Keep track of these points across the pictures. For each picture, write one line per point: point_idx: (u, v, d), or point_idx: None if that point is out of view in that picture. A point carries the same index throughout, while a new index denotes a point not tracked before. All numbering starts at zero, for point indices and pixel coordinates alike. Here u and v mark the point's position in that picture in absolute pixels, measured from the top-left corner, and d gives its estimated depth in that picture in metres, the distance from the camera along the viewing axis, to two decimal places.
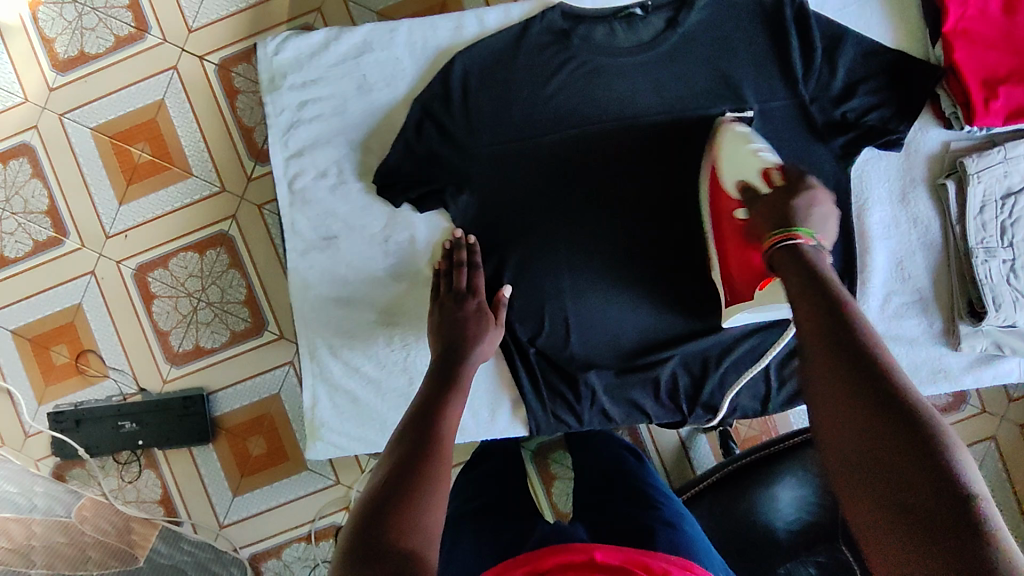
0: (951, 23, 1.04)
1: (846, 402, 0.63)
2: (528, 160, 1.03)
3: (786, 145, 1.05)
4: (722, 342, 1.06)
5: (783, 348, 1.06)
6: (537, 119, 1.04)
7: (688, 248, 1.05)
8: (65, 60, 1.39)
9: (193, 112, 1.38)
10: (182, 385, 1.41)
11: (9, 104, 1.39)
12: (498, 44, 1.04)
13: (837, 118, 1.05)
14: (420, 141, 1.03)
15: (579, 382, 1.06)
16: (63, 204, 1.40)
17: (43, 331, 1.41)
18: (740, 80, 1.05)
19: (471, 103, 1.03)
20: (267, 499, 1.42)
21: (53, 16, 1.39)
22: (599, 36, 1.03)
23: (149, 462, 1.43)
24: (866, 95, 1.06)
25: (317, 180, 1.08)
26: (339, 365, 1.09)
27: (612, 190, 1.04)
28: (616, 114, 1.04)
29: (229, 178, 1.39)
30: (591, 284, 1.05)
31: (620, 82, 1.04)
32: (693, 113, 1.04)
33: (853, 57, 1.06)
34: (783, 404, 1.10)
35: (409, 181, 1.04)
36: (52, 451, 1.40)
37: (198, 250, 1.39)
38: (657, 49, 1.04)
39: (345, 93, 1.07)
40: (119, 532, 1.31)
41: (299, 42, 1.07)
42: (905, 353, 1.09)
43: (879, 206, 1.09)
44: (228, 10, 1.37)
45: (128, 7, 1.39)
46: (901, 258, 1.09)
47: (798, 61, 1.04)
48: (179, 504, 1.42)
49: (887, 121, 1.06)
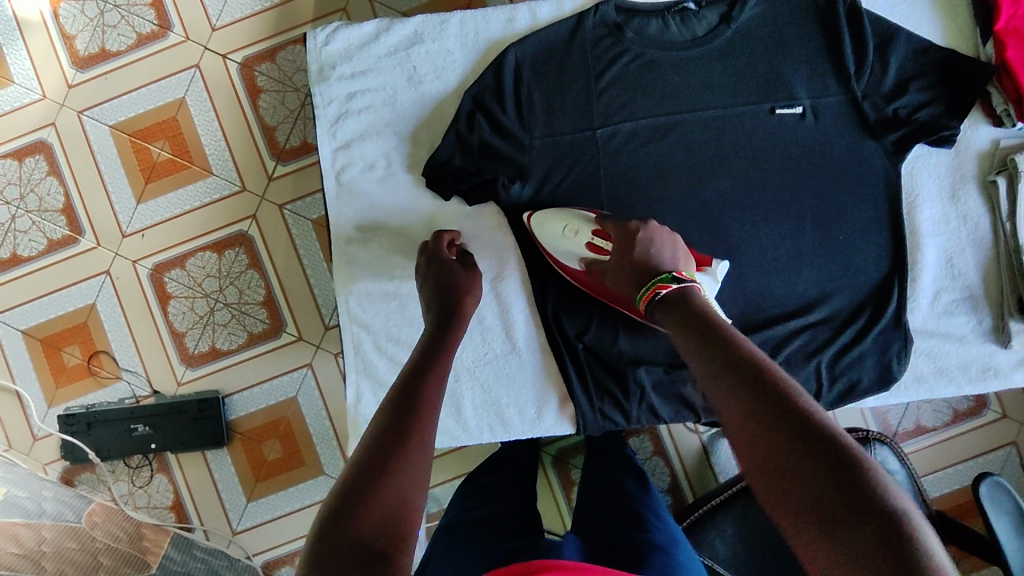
0: (1002, 22, 1.03)
1: (762, 410, 0.63)
2: (573, 157, 1.03)
3: (824, 145, 1.05)
4: (774, 338, 1.04)
5: (838, 346, 1.04)
6: (578, 115, 1.03)
7: (727, 246, 1.05)
8: (85, 57, 1.38)
9: (214, 110, 1.37)
10: (198, 387, 1.38)
11: (27, 101, 1.38)
12: (553, 36, 1.03)
13: (889, 114, 1.04)
14: (473, 133, 1.02)
15: (628, 379, 1.06)
16: (79, 203, 1.39)
17: (54, 332, 1.39)
18: (791, 77, 1.04)
19: (525, 95, 1.02)
20: (282, 504, 1.39)
21: (75, 13, 1.38)
22: (653, 30, 1.03)
23: (160, 466, 1.39)
24: (917, 92, 1.04)
25: (366, 172, 1.07)
26: (385, 361, 1.07)
27: (652, 187, 1.04)
28: (669, 109, 1.04)
29: (249, 177, 1.37)
30: None
31: (675, 75, 1.03)
32: (730, 113, 1.04)
33: (906, 54, 1.05)
34: (835, 402, 1.06)
35: (461, 174, 1.02)
36: (61, 455, 1.37)
37: (216, 250, 1.37)
38: (710, 44, 1.03)
39: (396, 84, 1.07)
40: (131, 538, 1.27)
41: (349, 33, 1.06)
42: (954, 350, 1.08)
43: (929, 202, 1.09)
44: (252, 9, 1.37)
45: (150, 4, 1.38)
46: (952, 254, 1.09)
47: (852, 57, 1.03)
48: (191, 510, 1.38)
49: (939, 117, 1.04)
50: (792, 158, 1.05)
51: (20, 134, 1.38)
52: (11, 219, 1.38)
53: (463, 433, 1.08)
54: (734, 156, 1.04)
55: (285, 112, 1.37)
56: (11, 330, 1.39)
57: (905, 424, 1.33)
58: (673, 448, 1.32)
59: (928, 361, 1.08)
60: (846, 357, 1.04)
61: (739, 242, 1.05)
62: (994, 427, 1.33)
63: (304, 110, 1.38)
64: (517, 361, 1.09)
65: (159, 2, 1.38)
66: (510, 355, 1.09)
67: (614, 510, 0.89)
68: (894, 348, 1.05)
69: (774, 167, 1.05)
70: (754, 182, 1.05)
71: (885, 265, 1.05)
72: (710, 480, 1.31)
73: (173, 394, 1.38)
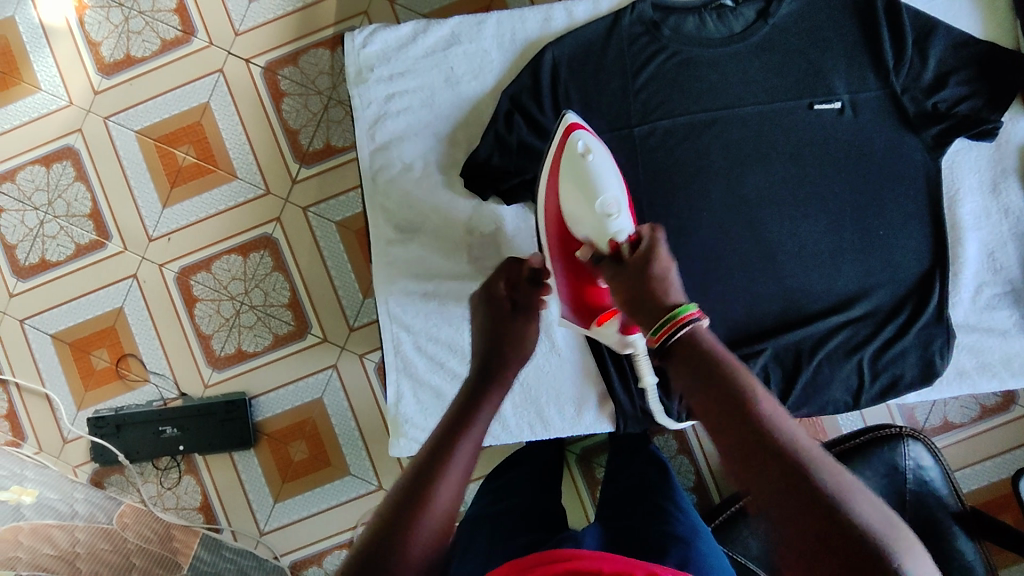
0: None
1: (788, 501, 0.59)
2: (607, 154, 1.03)
3: (857, 141, 1.04)
4: (817, 334, 1.04)
5: (878, 341, 1.04)
6: (613, 114, 1.03)
7: (765, 242, 1.04)
8: (110, 63, 1.40)
9: (239, 115, 1.38)
10: (224, 390, 1.39)
11: (53, 107, 1.40)
12: (589, 35, 1.03)
13: (929, 108, 1.03)
14: (511, 133, 1.02)
15: (668, 375, 1.04)
16: (106, 207, 1.40)
17: (82, 335, 1.40)
18: (830, 71, 1.03)
19: (561, 92, 1.03)
20: (308, 505, 1.39)
21: (100, 19, 1.39)
22: (689, 27, 1.03)
23: (189, 467, 1.40)
24: (956, 86, 1.03)
25: (403, 173, 1.09)
26: (424, 360, 1.08)
27: (687, 184, 1.03)
28: (706, 106, 1.03)
29: (274, 180, 1.38)
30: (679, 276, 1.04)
31: (712, 72, 1.03)
32: (762, 109, 1.04)
33: (943, 48, 1.04)
34: (875, 397, 1.05)
35: (498, 174, 1.02)
36: (91, 457, 1.38)
37: (242, 253, 1.38)
38: (748, 41, 1.03)
39: (433, 85, 1.08)
40: (161, 539, 1.28)
41: (387, 35, 1.08)
42: (998, 344, 1.07)
43: (970, 196, 1.09)
44: (275, 14, 1.38)
45: (174, 10, 1.39)
46: (993, 249, 1.09)
47: (889, 52, 1.03)
48: (219, 512, 1.40)
49: (978, 111, 1.03)
50: (825, 154, 1.04)
51: (48, 140, 1.40)
52: (39, 224, 1.40)
53: (503, 429, 1.10)
54: (771, 151, 1.04)
55: (309, 115, 1.38)
56: (40, 334, 1.40)
57: (936, 422, 1.32)
58: (699, 447, 1.32)
59: (970, 356, 1.08)
60: (889, 351, 1.04)
61: (776, 238, 1.04)
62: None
63: (327, 113, 1.38)
64: (557, 359, 1.11)
65: (183, 8, 1.39)
66: (549, 354, 1.11)
67: (636, 505, 0.87)
68: (936, 344, 1.04)
69: (806, 163, 1.04)
70: (788, 178, 1.04)
71: (924, 260, 1.05)
72: None
73: (200, 396, 1.39)
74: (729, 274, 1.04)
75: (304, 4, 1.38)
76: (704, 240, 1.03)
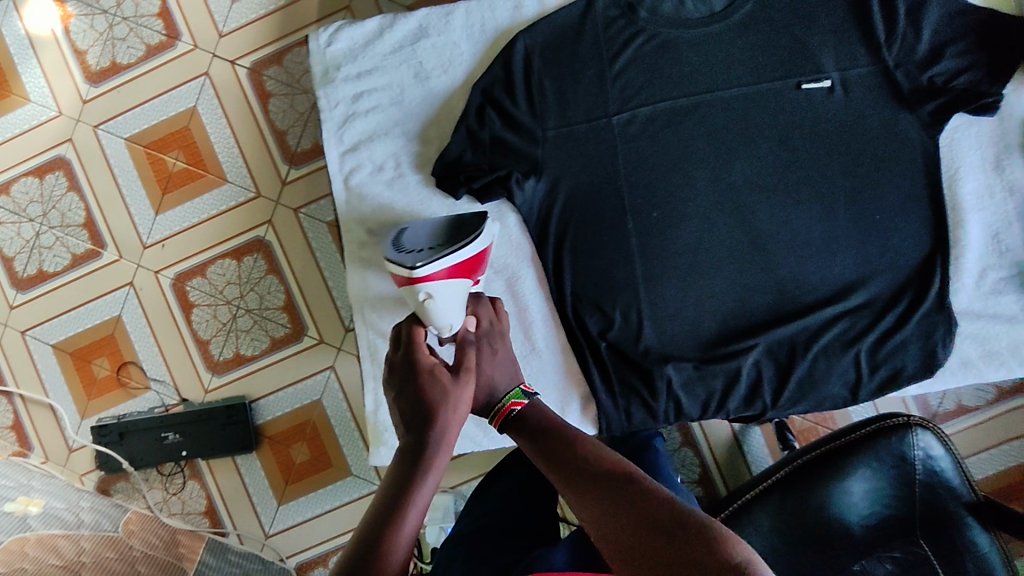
0: None
1: (609, 522, 0.61)
2: (589, 144, 0.99)
3: (851, 119, 1.00)
4: (811, 328, 1.01)
5: (875, 333, 1.00)
6: (590, 103, 0.99)
7: (757, 229, 1.00)
8: (97, 71, 1.39)
9: (227, 118, 1.37)
10: (225, 394, 1.39)
11: (43, 118, 1.40)
12: (562, 20, 1.00)
13: (925, 83, 0.99)
14: (483, 128, 0.99)
15: (654, 376, 1.01)
16: (99, 216, 1.40)
17: (83, 344, 1.41)
18: (818, 49, 0.99)
19: (535, 82, 0.99)
20: (312, 507, 1.39)
21: (85, 28, 1.39)
22: (668, 8, 0.99)
23: (193, 472, 1.40)
24: (954, 58, 0.98)
25: (374, 174, 1.06)
26: None
27: (672, 172, 0.99)
28: (689, 90, 0.99)
29: (263, 182, 1.37)
30: (667, 268, 1.00)
31: (693, 54, 0.99)
32: (749, 91, 0.99)
33: (939, 18, 0.99)
34: (875, 392, 1.02)
35: (471, 171, 0.99)
36: (97, 466, 1.39)
37: (236, 257, 1.37)
38: (729, 19, 0.99)
39: (402, 81, 1.06)
40: (167, 545, 1.29)
41: (353, 32, 1.06)
42: (1004, 332, 1.03)
43: (971, 174, 1.04)
44: (257, 13, 1.37)
45: (158, 14, 1.38)
46: (999, 229, 1.03)
47: (881, 23, 0.99)
48: (225, 515, 1.40)
49: (978, 83, 0.98)
50: (820, 134, 1.00)
51: (39, 151, 1.40)
52: (36, 235, 1.40)
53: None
54: (760, 133, 1.00)
55: (296, 115, 1.36)
56: (41, 344, 1.41)
57: (947, 406, 1.28)
58: (704, 439, 1.29)
59: (975, 344, 1.03)
60: (888, 343, 1.00)
61: (772, 223, 1.00)
62: None
63: (313, 112, 1.37)
64: (537, 361, 1.07)
65: (166, 11, 1.38)
66: (529, 356, 1.07)
67: None
68: (938, 334, 1.00)
69: (802, 144, 1.00)
70: (778, 161, 1.00)
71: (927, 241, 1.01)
72: (743, 470, 1.28)
73: (201, 402, 1.39)
74: (719, 263, 1.00)
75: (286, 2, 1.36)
76: (689, 231, 1.00)
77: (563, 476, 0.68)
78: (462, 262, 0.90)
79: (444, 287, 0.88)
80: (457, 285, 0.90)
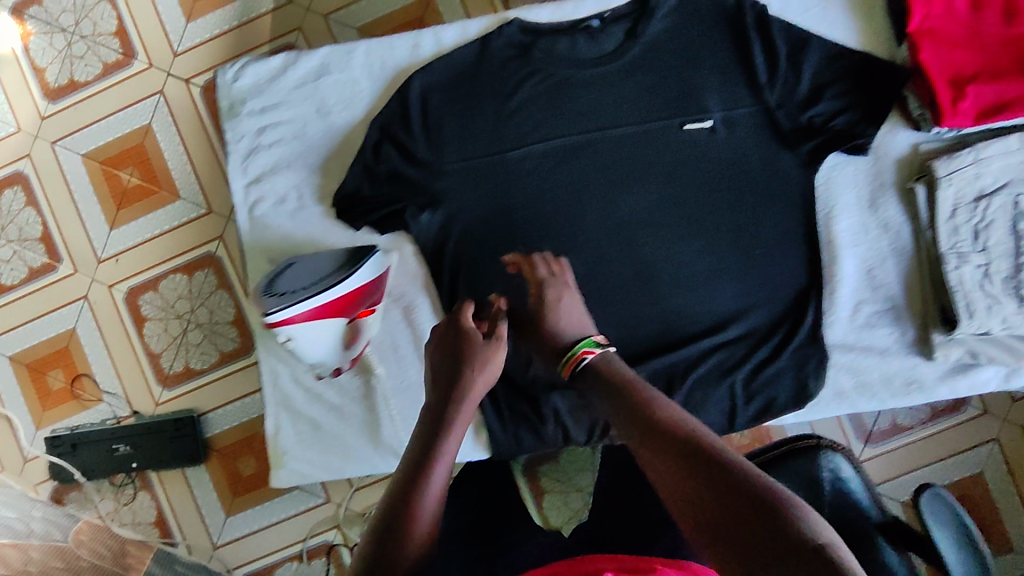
0: (916, 22, 1.03)
1: (689, 486, 0.63)
2: (500, 175, 1.02)
3: (733, 158, 1.04)
4: (690, 358, 1.03)
5: (751, 364, 1.04)
6: (487, 138, 1.02)
7: (669, 257, 1.03)
8: (56, 89, 1.42)
9: (181, 136, 1.40)
10: (175, 407, 1.42)
11: (3, 134, 1.42)
12: (459, 59, 1.03)
13: (804, 123, 1.03)
14: (380, 162, 1.01)
15: (542, 404, 1.09)
16: (56, 231, 1.42)
17: (38, 356, 1.43)
18: (703, 89, 1.03)
19: (432, 122, 1.01)
20: (259, 518, 1.42)
21: (44, 45, 1.41)
22: (561, 49, 1.02)
23: (144, 483, 1.43)
24: (832, 100, 1.04)
25: (277, 206, 1.06)
26: (303, 392, 1.08)
27: (563, 206, 1.03)
28: (582, 128, 1.03)
29: (213, 200, 1.40)
30: (579, 295, 1.03)
31: (586, 93, 1.03)
32: (634, 132, 1.03)
33: (818, 61, 1.04)
34: (751, 420, 1.05)
35: (369, 204, 1.01)
36: (50, 476, 1.41)
37: (187, 272, 1.41)
38: (620, 60, 1.03)
39: (305, 116, 1.06)
40: (115, 556, 1.31)
41: (258, 67, 1.06)
42: (877, 364, 1.06)
43: (847, 212, 1.08)
44: (212, 33, 1.39)
45: (115, 33, 1.41)
46: (872, 265, 1.07)
47: (763, 66, 1.03)
48: (174, 526, 1.42)
49: (854, 125, 1.04)
50: (721, 168, 1.04)
51: None
52: None
53: (381, 461, 1.08)
54: (665, 165, 1.04)
55: None
56: None
57: (880, 424, 1.31)
58: None
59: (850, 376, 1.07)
60: (763, 374, 1.04)
61: (682, 249, 1.04)
62: (960, 426, 1.32)
63: None
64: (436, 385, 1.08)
65: (123, 30, 1.41)
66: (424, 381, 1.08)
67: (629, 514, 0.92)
68: (811, 366, 1.04)
69: (712, 173, 1.04)
70: (685, 194, 1.04)
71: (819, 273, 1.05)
72: None
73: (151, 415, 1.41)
74: (620, 293, 1.03)
75: (241, 22, 1.39)
76: (581, 262, 1.03)
77: (646, 435, 0.70)
78: (325, 307, 0.98)
79: (304, 327, 0.99)
80: (322, 322, 1.00)
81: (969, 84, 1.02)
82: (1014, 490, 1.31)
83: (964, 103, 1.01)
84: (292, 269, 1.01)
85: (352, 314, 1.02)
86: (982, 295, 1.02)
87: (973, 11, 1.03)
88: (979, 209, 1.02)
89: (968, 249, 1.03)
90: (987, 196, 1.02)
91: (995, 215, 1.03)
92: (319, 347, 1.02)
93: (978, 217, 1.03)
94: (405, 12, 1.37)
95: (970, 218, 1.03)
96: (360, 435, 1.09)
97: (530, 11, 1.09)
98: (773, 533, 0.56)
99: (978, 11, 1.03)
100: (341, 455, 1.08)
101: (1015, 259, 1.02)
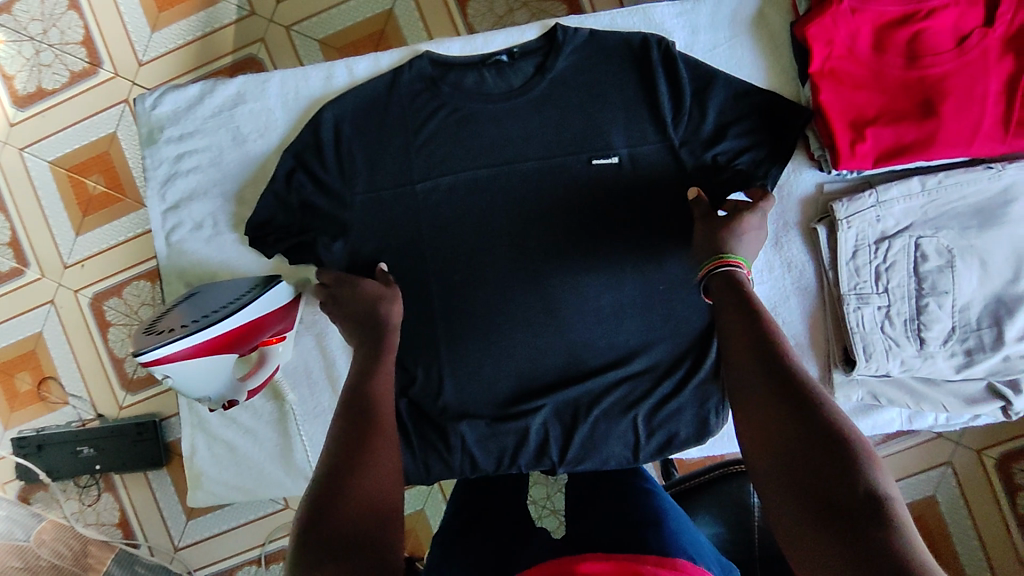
0: (819, 63, 1.01)
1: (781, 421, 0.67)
2: (431, 199, 1.03)
3: (657, 184, 1.02)
4: (593, 391, 1.04)
5: (655, 399, 1.03)
6: (396, 170, 1.02)
7: (603, 281, 1.03)
8: (24, 96, 1.44)
9: None
10: (137, 411, 1.45)
11: None
12: (372, 90, 1.04)
13: (709, 161, 1.01)
14: (291, 191, 1.02)
15: (449, 433, 1.04)
16: (24, 235, 1.45)
17: (7, 358, 1.46)
18: (609, 126, 1.02)
19: (344, 150, 1.02)
20: (219, 522, 1.45)
21: (12, 54, 1.44)
22: (469, 83, 1.03)
23: (107, 485, 1.46)
24: (737, 138, 1.01)
25: (193, 232, 1.09)
26: (217, 414, 1.11)
27: (472, 238, 1.03)
28: (496, 159, 1.03)
29: None
30: (508, 319, 1.03)
31: (493, 128, 1.03)
32: (543, 165, 1.03)
33: (725, 99, 1.02)
34: (656, 453, 1.04)
35: (283, 232, 1.02)
36: (16, 476, 1.44)
37: (152, 278, 1.43)
38: (528, 95, 1.02)
39: (221, 144, 1.08)
40: (75, 555, 1.34)
41: (176, 95, 1.09)
42: None
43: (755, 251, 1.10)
44: (178, 42, 1.40)
45: (82, 42, 1.42)
46: (776, 302, 1.10)
47: (668, 105, 1.01)
48: (137, 528, 1.45)
49: (758, 164, 1.01)
50: (658, 196, 1.02)
51: None
52: None
53: (294, 485, 1.11)
54: (597, 190, 1.03)
55: None
56: None
57: None
58: None
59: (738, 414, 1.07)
60: (662, 412, 1.03)
61: (619, 273, 1.03)
62: (920, 447, 1.31)
63: None
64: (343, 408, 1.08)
65: (89, 39, 1.42)
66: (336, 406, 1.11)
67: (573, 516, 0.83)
68: (712, 403, 1.03)
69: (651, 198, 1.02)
70: (616, 219, 1.03)
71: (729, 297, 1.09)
72: None
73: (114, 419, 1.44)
74: (547, 319, 1.03)
75: (204, 32, 1.40)
76: (490, 292, 1.04)
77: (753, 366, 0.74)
78: (208, 344, 0.93)
79: (183, 366, 0.92)
80: (205, 360, 0.93)
81: (869, 126, 1.00)
82: (966, 514, 1.30)
83: (863, 146, 1.00)
84: (177, 313, 0.97)
85: (243, 349, 0.98)
86: (877, 340, 1.04)
87: (876, 53, 1.00)
88: (880, 250, 1.04)
89: (870, 291, 1.05)
90: (888, 238, 1.04)
91: (898, 256, 1.04)
92: (205, 385, 0.96)
93: (879, 259, 1.04)
94: (362, 27, 1.37)
95: (871, 259, 1.04)
96: (272, 457, 1.11)
97: (439, 45, 1.09)
98: (839, 487, 0.59)
99: (881, 51, 1.00)
100: (254, 477, 1.11)
101: (914, 302, 1.03)
